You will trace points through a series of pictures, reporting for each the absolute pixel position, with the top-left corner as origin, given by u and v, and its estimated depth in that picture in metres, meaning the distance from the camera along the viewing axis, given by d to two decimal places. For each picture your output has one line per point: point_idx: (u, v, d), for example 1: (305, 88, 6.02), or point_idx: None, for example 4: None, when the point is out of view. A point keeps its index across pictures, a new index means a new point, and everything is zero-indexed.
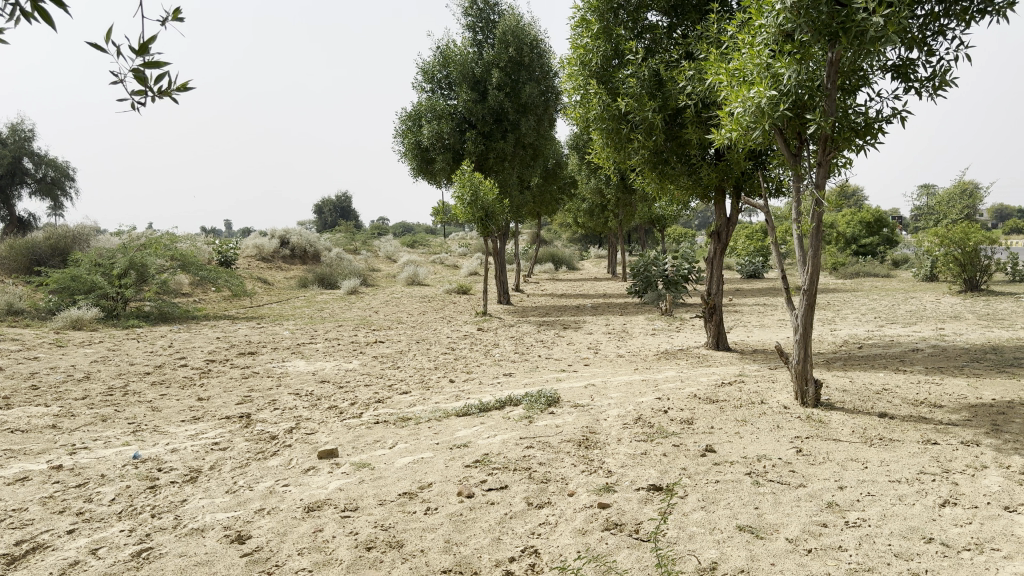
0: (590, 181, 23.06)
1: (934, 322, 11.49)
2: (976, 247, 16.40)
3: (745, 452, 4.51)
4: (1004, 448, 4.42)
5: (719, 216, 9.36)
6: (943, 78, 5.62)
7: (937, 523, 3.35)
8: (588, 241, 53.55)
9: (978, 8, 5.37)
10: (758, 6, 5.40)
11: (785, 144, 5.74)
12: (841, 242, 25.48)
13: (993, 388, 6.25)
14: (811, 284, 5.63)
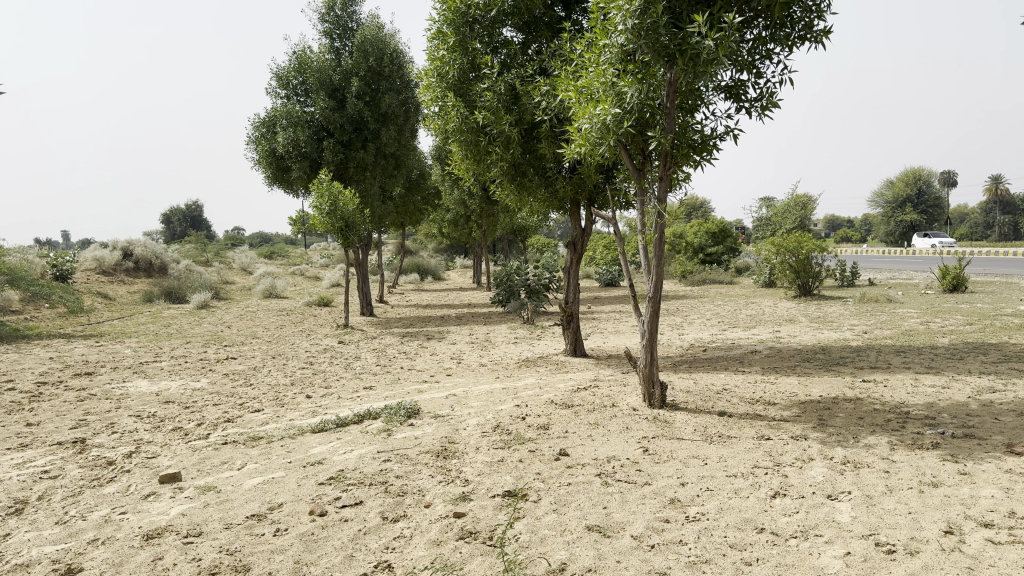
0: (453, 191, 23.18)
1: (772, 325, 12.30)
2: (808, 254, 17.64)
3: (596, 454, 4.67)
4: (828, 441, 4.81)
5: (574, 227, 9.62)
6: (770, 99, 6.07)
7: (768, 514, 3.60)
8: (453, 251, 53.58)
9: (798, 35, 5.83)
10: (603, 26, 5.61)
11: (630, 160, 6.00)
12: (689, 251, 26.64)
13: (821, 385, 6.77)
14: (656, 291, 5.90)
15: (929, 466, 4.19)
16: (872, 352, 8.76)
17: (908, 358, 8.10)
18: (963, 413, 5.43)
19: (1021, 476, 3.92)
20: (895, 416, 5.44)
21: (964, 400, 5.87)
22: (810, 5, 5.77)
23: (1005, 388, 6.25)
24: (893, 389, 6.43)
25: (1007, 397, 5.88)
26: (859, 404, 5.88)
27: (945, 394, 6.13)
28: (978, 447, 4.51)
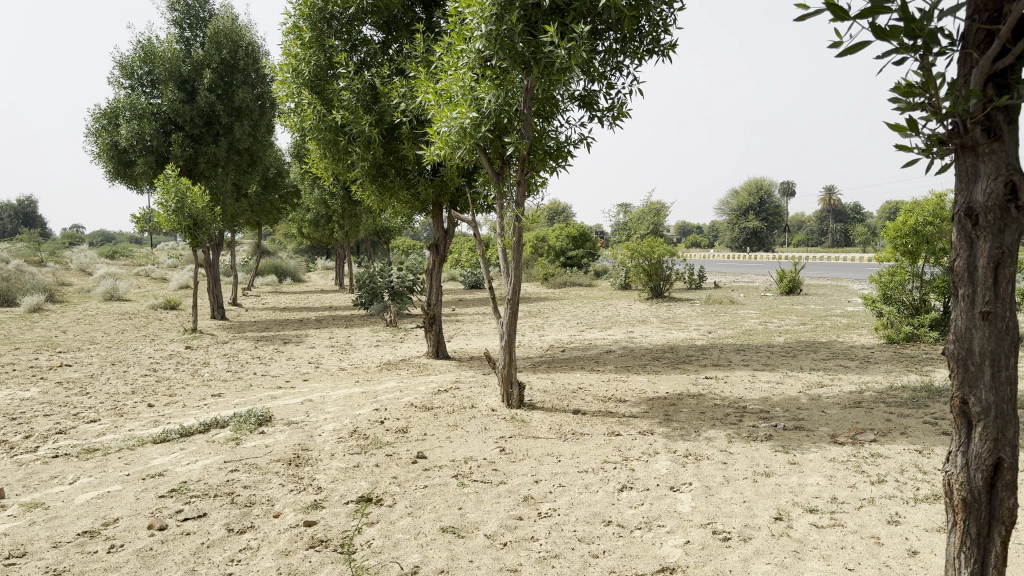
0: (313, 191, 22.62)
1: (626, 326, 12.78)
2: (660, 258, 18.42)
3: (453, 455, 4.69)
4: (673, 435, 5.05)
5: (436, 229, 9.60)
6: (620, 110, 6.33)
7: (616, 507, 3.74)
8: (314, 252, 52.19)
9: (645, 50, 6.11)
10: (460, 31, 5.64)
11: (489, 164, 6.07)
12: (551, 255, 27.15)
13: (669, 382, 7.11)
14: (515, 294, 5.98)
15: (763, 457, 4.48)
16: (716, 350, 9.28)
17: (748, 356, 8.63)
18: (794, 406, 5.85)
19: (842, 464, 4.28)
20: (734, 410, 5.80)
21: (795, 394, 6.32)
22: (657, 21, 6.06)
23: (831, 382, 6.79)
24: (733, 385, 6.84)
25: (833, 391, 6.39)
26: (702, 400, 6.22)
27: (779, 389, 6.58)
28: (806, 438, 4.87)
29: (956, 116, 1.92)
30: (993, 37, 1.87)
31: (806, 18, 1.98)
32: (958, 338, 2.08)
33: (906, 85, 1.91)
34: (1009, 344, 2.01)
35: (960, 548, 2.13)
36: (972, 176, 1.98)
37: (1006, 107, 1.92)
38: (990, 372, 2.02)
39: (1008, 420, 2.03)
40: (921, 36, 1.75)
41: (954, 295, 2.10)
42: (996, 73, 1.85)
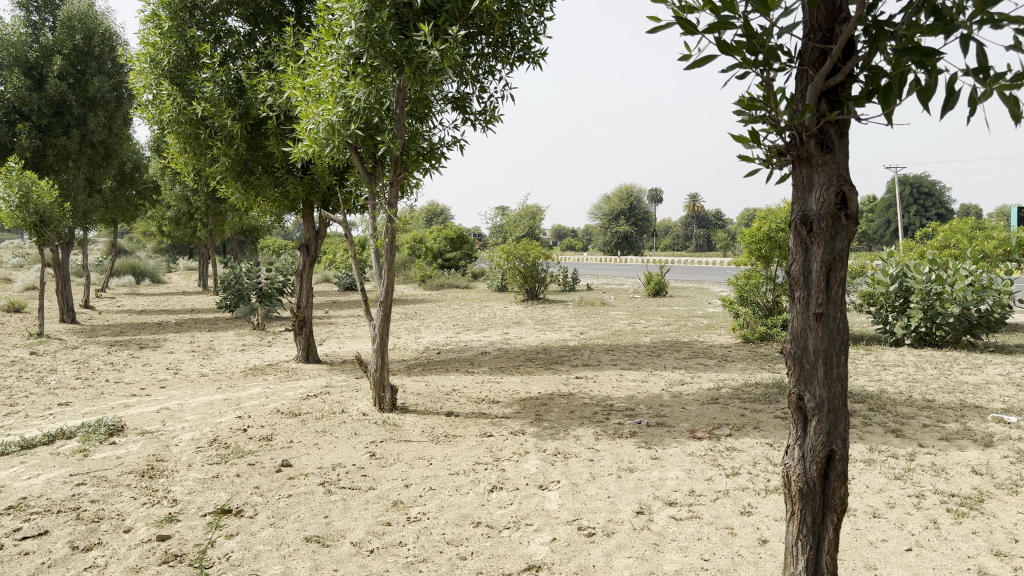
0: (175, 187, 21.53)
1: (501, 327, 12.87)
2: (535, 261, 18.68)
3: (320, 462, 4.58)
4: (543, 434, 5.13)
5: (306, 229, 9.34)
6: (492, 114, 6.37)
7: (485, 507, 3.76)
8: (176, 251, 49.67)
9: (517, 55, 6.18)
10: (329, 27, 5.51)
11: (360, 162, 5.94)
12: (428, 256, 26.91)
13: (540, 382, 7.21)
14: (387, 296, 5.90)
15: (628, 453, 4.63)
16: (587, 351, 9.50)
17: (616, 356, 8.89)
18: (657, 404, 6.07)
19: (700, 458, 4.47)
20: (602, 408, 5.95)
21: (659, 392, 6.57)
22: (529, 28, 6.15)
23: (692, 380, 7.09)
24: (601, 384, 7.04)
25: (693, 388, 6.68)
26: (572, 399, 6.35)
27: (643, 387, 6.81)
28: (668, 434, 5.06)
29: (793, 129, 2.04)
30: (825, 56, 2.00)
31: (657, 29, 2.05)
32: (795, 338, 2.21)
33: (747, 99, 2.02)
34: (838, 344, 2.16)
35: (798, 536, 2.26)
36: (807, 186, 2.11)
37: (837, 122, 2.05)
38: (823, 371, 2.16)
39: (839, 414, 2.18)
40: (762, 52, 1.84)
41: (792, 298, 2.23)
42: (827, 90, 1.98)
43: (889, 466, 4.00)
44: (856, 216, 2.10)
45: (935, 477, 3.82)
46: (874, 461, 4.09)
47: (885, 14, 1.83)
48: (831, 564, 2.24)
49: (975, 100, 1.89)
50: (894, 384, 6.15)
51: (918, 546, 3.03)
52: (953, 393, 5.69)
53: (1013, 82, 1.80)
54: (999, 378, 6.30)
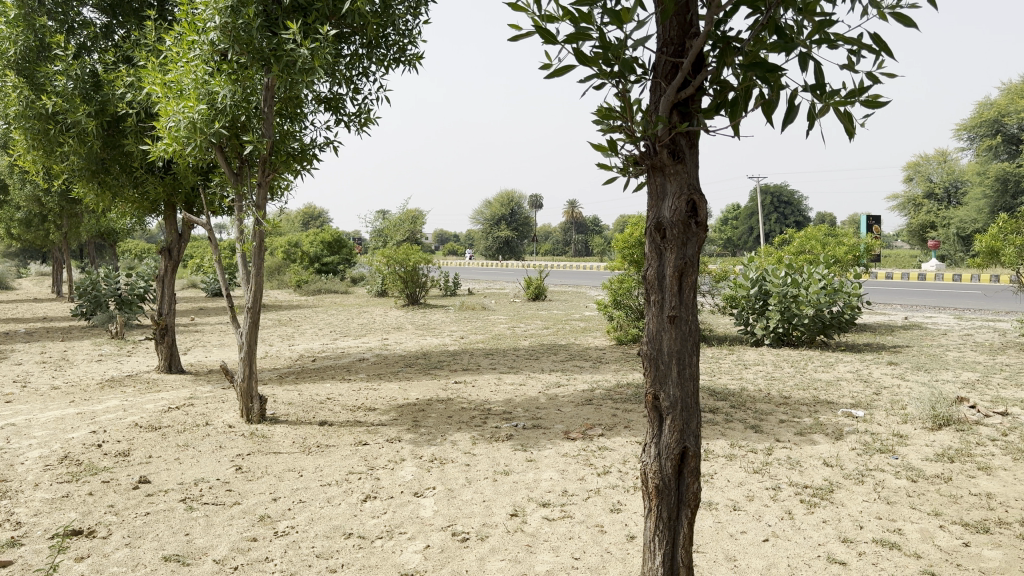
0: (24, 187, 20.03)
1: (380, 333, 12.70)
2: (415, 265, 18.54)
3: (182, 478, 4.37)
4: (419, 441, 5.09)
5: (169, 232, 8.90)
6: (366, 116, 6.29)
7: (357, 518, 3.69)
8: (26, 255, 46.26)
9: (392, 57, 6.14)
10: (191, 21, 5.29)
11: (226, 163, 5.71)
12: (305, 261, 26.19)
13: (418, 389, 7.16)
14: (255, 303, 5.70)
15: (504, 456, 4.66)
16: (466, 355, 9.51)
17: (495, 360, 8.94)
18: (533, 406, 6.14)
19: (573, 458, 4.56)
20: (479, 412, 5.97)
21: (535, 394, 6.65)
22: (403, 31, 6.12)
23: (568, 382, 7.23)
24: (479, 388, 7.06)
25: (568, 390, 6.81)
26: (450, 404, 6.34)
27: (520, 390, 6.89)
28: (543, 435, 5.13)
29: (648, 139, 2.10)
30: (677, 70, 2.08)
31: (518, 38, 2.07)
32: (650, 340, 2.28)
33: (604, 108, 2.06)
34: (690, 344, 2.26)
35: (654, 532, 2.34)
36: (661, 194, 2.19)
37: (688, 133, 2.14)
38: (677, 371, 2.25)
39: (692, 413, 2.27)
40: (617, 64, 1.89)
41: (647, 301, 2.30)
42: (678, 102, 2.06)
43: (749, 460, 4.21)
44: (705, 224, 2.20)
45: (791, 469, 4.05)
46: (736, 456, 4.29)
47: (733, 33, 1.92)
48: (686, 557, 2.34)
49: (813, 114, 2.02)
50: (756, 382, 6.48)
51: (774, 536, 3.20)
52: (808, 390, 6.05)
53: (846, 99, 1.93)
54: (848, 374, 6.76)
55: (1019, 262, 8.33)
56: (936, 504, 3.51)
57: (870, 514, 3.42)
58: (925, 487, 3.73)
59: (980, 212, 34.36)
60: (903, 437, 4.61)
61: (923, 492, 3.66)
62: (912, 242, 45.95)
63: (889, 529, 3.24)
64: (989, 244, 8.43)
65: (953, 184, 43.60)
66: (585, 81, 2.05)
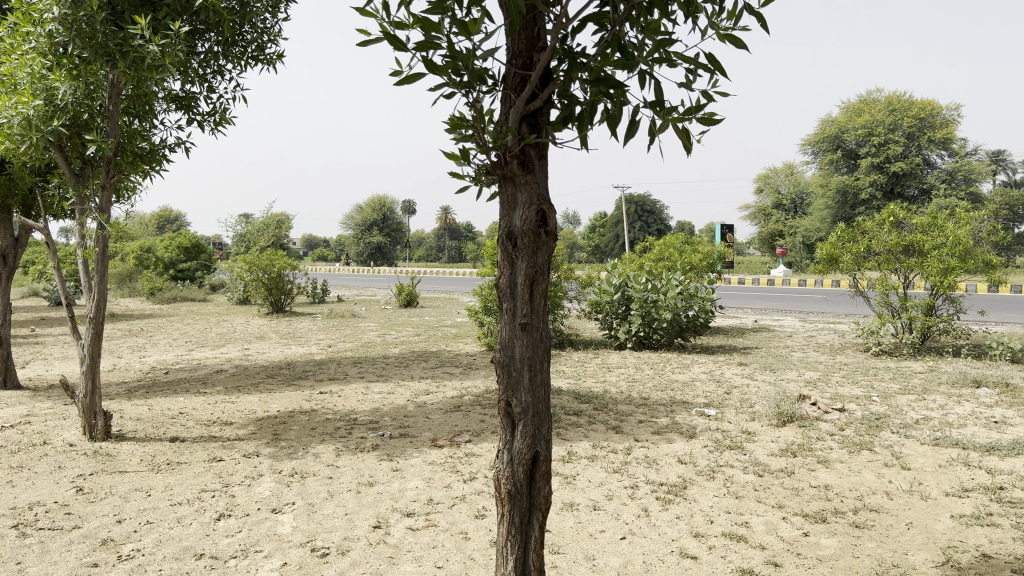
0: None
1: (241, 343, 12.22)
2: (280, 272, 17.89)
3: (15, 502, 4.05)
4: (278, 455, 4.93)
5: (3, 237, 8.21)
6: (221, 116, 6.05)
7: (210, 538, 3.53)
8: None
9: (250, 55, 5.94)
10: (25, 10, 4.93)
11: (65, 162, 5.35)
12: (160, 267, 24.80)
13: (280, 400, 6.93)
14: (98, 313, 5.36)
15: (368, 466, 4.59)
16: (332, 364, 9.29)
17: (363, 368, 8.80)
18: (400, 415, 6.08)
19: (439, 466, 4.55)
20: (343, 423, 5.85)
21: (403, 403, 6.59)
22: (261, 29, 5.94)
23: (436, 390, 7.20)
24: (345, 398, 6.91)
25: (436, 398, 6.79)
26: (313, 415, 6.18)
27: (387, 399, 6.80)
28: (409, 444, 5.09)
29: (498, 148, 2.12)
30: (525, 83, 2.13)
31: (366, 44, 2.05)
32: (503, 347, 2.31)
33: (455, 117, 2.08)
34: (541, 351, 2.31)
35: (506, 537, 2.37)
36: (512, 204, 2.22)
37: (537, 145, 2.18)
38: (528, 377, 2.29)
39: (542, 418, 2.32)
40: (466, 73, 1.91)
41: (499, 308, 2.33)
42: (528, 113, 2.10)
43: (609, 461, 4.33)
44: (555, 233, 2.25)
45: (648, 468, 4.20)
46: (597, 457, 4.41)
47: (578, 47, 1.98)
48: (538, 560, 2.38)
49: (654, 130, 2.11)
50: (618, 385, 6.69)
51: (631, 534, 3.31)
52: (666, 391, 6.29)
53: (683, 117, 2.03)
54: (703, 375, 7.09)
55: (855, 268, 8.99)
56: (780, 497, 3.73)
57: (720, 508, 3.59)
58: (770, 481, 3.96)
59: (822, 222, 36.92)
60: (752, 434, 4.88)
61: (768, 486, 3.89)
62: (763, 249, 48.78)
63: (737, 523, 3.41)
64: (829, 252, 9.05)
65: (798, 196, 46.66)
66: (435, 89, 2.05)
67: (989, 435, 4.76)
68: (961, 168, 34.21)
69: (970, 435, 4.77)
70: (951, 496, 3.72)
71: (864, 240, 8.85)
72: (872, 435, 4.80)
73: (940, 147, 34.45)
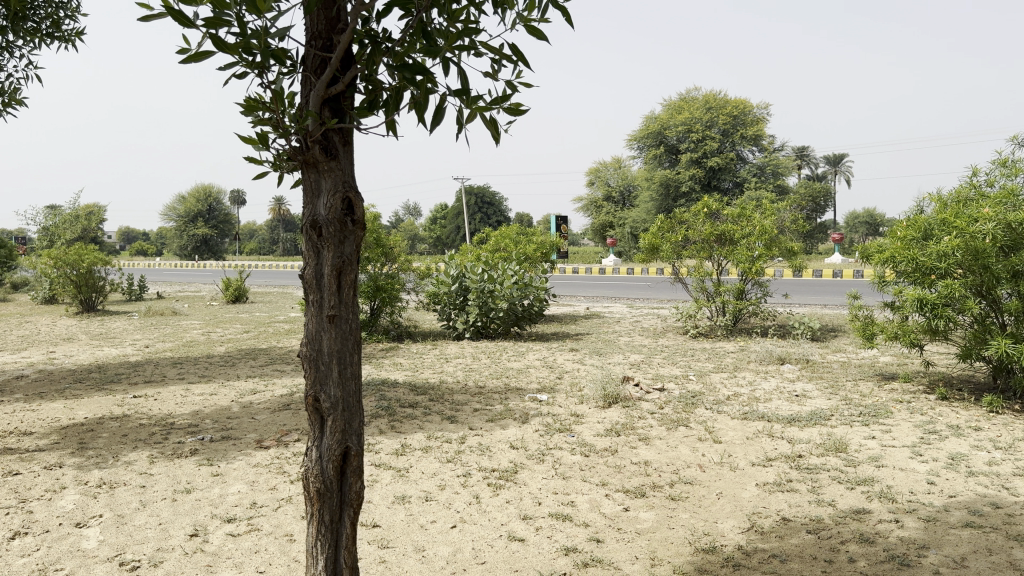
0: None
1: (45, 346, 11.22)
2: (90, 268, 16.57)
3: None
4: (85, 464, 4.57)
5: None
6: (11, 96, 5.52)
7: (2, 560, 3.21)
8: None
9: (45, 32, 5.45)
10: None
11: None
12: None
13: (88, 407, 6.43)
14: None
15: (186, 473, 4.34)
16: (150, 366, 8.72)
17: (184, 369, 8.32)
18: (224, 417, 5.80)
19: (264, 468, 4.37)
20: (160, 428, 5.51)
21: (227, 404, 6.29)
22: (58, 3, 5.47)
23: (263, 388, 6.93)
24: (162, 401, 6.50)
25: (263, 397, 6.53)
26: (126, 421, 5.77)
27: (210, 401, 6.46)
28: (232, 447, 4.86)
29: (298, 134, 2.06)
30: (325, 65, 2.08)
31: (148, 21, 1.93)
32: (309, 341, 2.25)
33: (250, 100, 2.00)
34: (350, 343, 2.27)
35: (316, 538, 2.31)
36: (315, 191, 2.16)
37: (340, 130, 2.14)
38: (338, 371, 2.25)
39: (353, 412, 2.28)
40: (258, 52, 1.84)
41: (304, 301, 2.26)
42: (329, 98, 2.05)
43: (441, 451, 4.33)
44: (361, 222, 2.22)
45: (480, 456, 4.24)
46: (430, 448, 4.39)
47: (380, 31, 1.97)
48: (350, 558, 2.34)
49: (461, 121, 2.13)
50: (453, 375, 6.71)
51: (462, 522, 3.32)
52: (499, 379, 6.39)
53: (489, 106, 2.07)
54: (537, 362, 7.25)
55: (674, 257, 9.51)
56: (604, 475, 3.87)
57: (548, 490, 3.69)
58: (595, 460, 4.10)
59: (648, 213, 38.75)
60: (579, 416, 5.05)
61: (594, 465, 4.03)
62: (596, 239, 50.65)
63: (563, 503, 3.51)
64: (651, 241, 9.48)
65: (626, 188, 48.73)
66: (228, 69, 1.96)
67: (791, 408, 5.18)
68: (770, 163, 36.99)
69: (775, 408, 5.17)
70: (756, 465, 4.01)
71: (682, 230, 9.39)
72: (689, 412, 5.10)
73: (751, 144, 37.07)
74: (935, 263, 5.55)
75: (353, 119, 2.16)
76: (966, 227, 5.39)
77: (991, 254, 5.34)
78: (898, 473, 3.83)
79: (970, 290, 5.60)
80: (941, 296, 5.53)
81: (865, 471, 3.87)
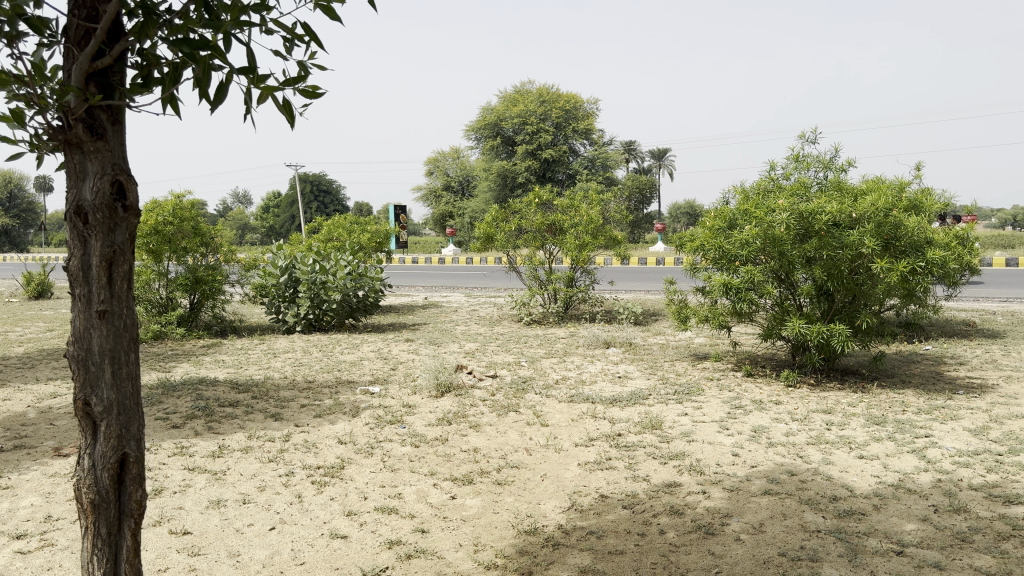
0: None
1: None
2: None
3: None
4: None
5: None
6: None
7: None
8: None
9: None
10: None
11: None
12: None
13: None
14: None
15: None
16: None
17: None
18: (18, 424, 5.29)
19: (63, 478, 4.03)
20: None
21: (22, 410, 5.74)
22: None
23: (66, 391, 6.39)
24: None
25: (66, 400, 6.03)
26: None
27: (2, 407, 5.87)
28: (26, 457, 4.44)
29: (58, 109, 1.92)
30: (90, 36, 1.97)
31: None
32: (75, 340, 2.08)
33: (4, 72, 1.87)
34: (125, 341, 2.13)
35: (91, 552, 2.15)
36: (80, 174, 2.01)
37: (108, 107, 2.02)
38: (110, 371, 2.10)
39: (130, 415, 2.16)
40: (7, 17, 1.69)
41: (70, 296, 2.09)
42: (95, 72, 1.93)
43: (264, 450, 4.17)
44: (134, 209, 2.09)
45: (305, 453, 4.11)
46: (251, 448, 4.21)
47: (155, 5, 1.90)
48: (131, 570, 2.20)
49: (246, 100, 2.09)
50: (281, 370, 6.48)
51: (281, 523, 3.21)
52: (329, 372, 6.25)
53: (277, 84, 2.04)
54: (369, 354, 7.14)
55: (509, 246, 9.68)
56: (432, 464, 3.87)
57: (374, 483, 3.64)
58: (424, 450, 4.09)
59: (486, 203, 39.21)
60: (410, 407, 5.01)
61: (423, 455, 4.01)
62: (435, 229, 50.71)
63: (390, 496, 3.47)
64: (486, 231, 9.56)
65: (464, 179, 49.06)
66: None
67: (613, 389, 5.40)
68: (599, 156, 38.39)
69: (599, 390, 5.36)
70: (579, 446, 4.14)
71: (515, 220, 9.54)
72: (518, 397, 5.19)
73: (583, 137, 38.38)
74: (738, 251, 5.96)
75: (123, 96, 2.05)
76: (765, 217, 5.77)
77: (786, 242, 5.73)
78: (706, 447, 4.07)
79: (771, 275, 6.05)
80: (744, 281, 5.96)
81: (677, 446, 4.09)
